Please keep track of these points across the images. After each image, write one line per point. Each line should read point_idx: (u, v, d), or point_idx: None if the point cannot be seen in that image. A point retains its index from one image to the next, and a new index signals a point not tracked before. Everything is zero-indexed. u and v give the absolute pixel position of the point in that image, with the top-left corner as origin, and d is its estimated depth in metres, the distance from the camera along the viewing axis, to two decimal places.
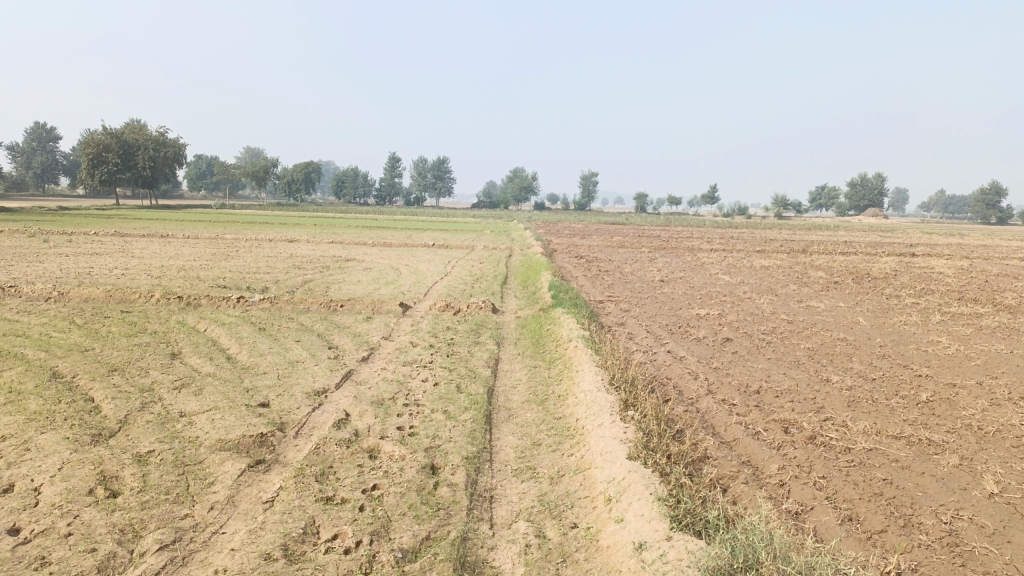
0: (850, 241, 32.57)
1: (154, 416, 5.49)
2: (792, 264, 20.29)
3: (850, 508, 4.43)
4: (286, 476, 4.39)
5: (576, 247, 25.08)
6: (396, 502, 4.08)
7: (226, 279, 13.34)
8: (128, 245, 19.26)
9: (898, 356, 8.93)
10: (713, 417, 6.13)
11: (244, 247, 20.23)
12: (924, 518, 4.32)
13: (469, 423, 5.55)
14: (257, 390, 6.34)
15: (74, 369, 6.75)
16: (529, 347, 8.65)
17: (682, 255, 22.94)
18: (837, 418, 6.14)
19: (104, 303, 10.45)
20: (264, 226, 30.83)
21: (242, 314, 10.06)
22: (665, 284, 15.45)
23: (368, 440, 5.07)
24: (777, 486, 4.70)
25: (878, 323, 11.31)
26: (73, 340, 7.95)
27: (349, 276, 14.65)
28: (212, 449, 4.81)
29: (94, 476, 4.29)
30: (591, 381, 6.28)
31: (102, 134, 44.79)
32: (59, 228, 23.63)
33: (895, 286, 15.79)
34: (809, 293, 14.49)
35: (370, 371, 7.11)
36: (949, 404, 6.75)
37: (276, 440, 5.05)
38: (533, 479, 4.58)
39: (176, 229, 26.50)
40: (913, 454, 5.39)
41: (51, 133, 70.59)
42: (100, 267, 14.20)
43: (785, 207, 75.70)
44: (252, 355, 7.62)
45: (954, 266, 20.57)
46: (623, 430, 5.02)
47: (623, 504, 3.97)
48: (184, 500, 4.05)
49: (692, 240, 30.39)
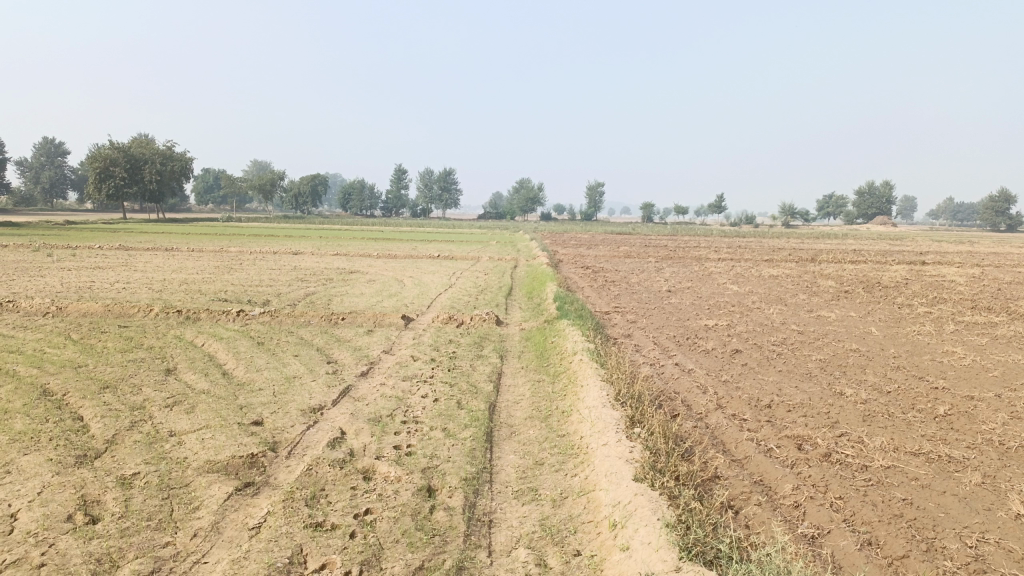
0: (859, 249, 32.31)
1: (143, 436, 5.29)
2: (801, 273, 20.05)
3: (869, 531, 4.20)
4: (276, 500, 4.18)
5: (582, 258, 24.85)
6: (389, 529, 3.87)
7: (227, 292, 13.17)
8: (132, 258, 19.18)
9: (913, 367, 8.68)
10: (723, 433, 5.90)
11: (248, 260, 20.10)
12: (948, 542, 4.08)
13: (469, 441, 5.34)
14: (250, 407, 6.14)
15: (66, 386, 6.58)
16: (534, 360, 8.43)
17: (690, 264, 22.78)
18: (852, 434, 5.91)
19: (102, 318, 10.28)
20: (269, 238, 30.69)
21: (241, 328, 9.87)
22: (672, 294, 15.19)
23: (363, 461, 4.86)
24: (792, 508, 4.47)
25: (891, 333, 11.06)
26: (67, 356, 7.78)
27: (352, 288, 14.47)
28: (199, 471, 4.62)
29: (74, 501, 4.09)
30: (596, 396, 6.07)
31: (109, 148, 44.91)
32: (63, 242, 23.59)
33: (906, 295, 15.50)
34: (819, 302, 14.25)
35: (368, 387, 6.91)
36: (969, 418, 6.50)
37: (268, 461, 4.85)
38: (534, 502, 4.37)
39: (181, 241, 26.43)
40: (933, 472, 5.15)
41: (61, 148, 71.13)
42: (101, 281, 14.05)
43: (792, 216, 75.48)
44: (249, 371, 7.43)
45: (966, 274, 20.31)
46: (629, 449, 4.80)
47: (630, 531, 3.74)
48: (166, 526, 3.84)
49: (698, 249, 30.20)
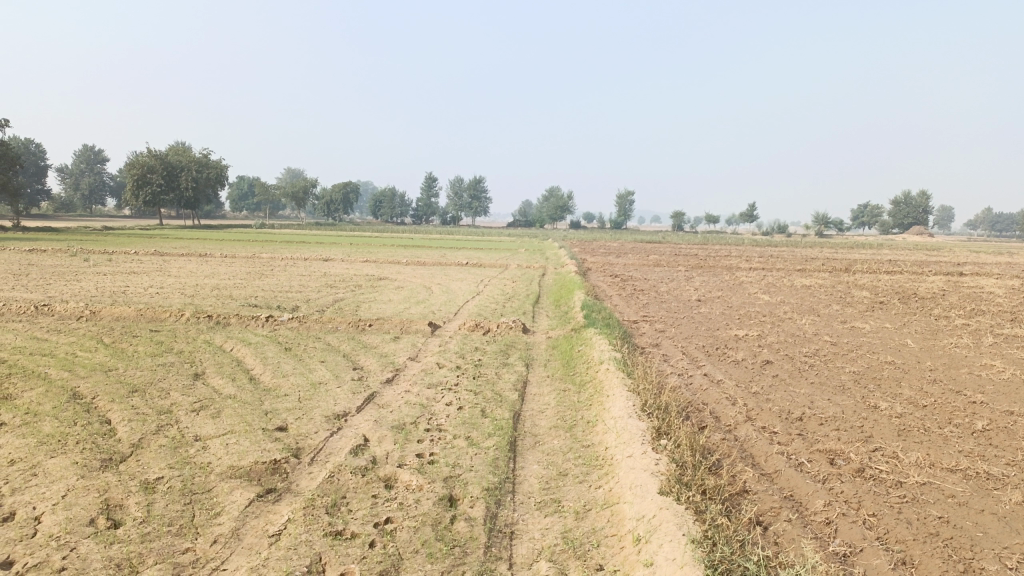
0: (894, 259, 31.76)
1: (168, 440, 5.31)
2: (835, 283, 19.71)
3: (904, 550, 4.06)
4: (296, 508, 4.16)
5: (612, 266, 24.72)
6: (409, 538, 3.82)
7: (258, 298, 13.27)
8: (165, 264, 19.43)
9: (950, 381, 8.45)
10: (752, 446, 5.78)
11: (279, 266, 20.28)
12: (987, 563, 3.93)
13: (493, 450, 5.28)
14: (275, 413, 6.15)
15: (95, 390, 6.64)
16: (560, 369, 8.35)
17: (720, 273, 22.53)
18: (886, 449, 5.75)
19: (135, 322, 10.41)
20: (302, 245, 30.93)
21: (270, 333, 9.92)
22: (702, 303, 15.02)
23: (385, 469, 4.83)
24: (823, 525, 4.34)
25: (927, 345, 10.80)
26: (98, 360, 7.87)
27: (381, 294, 14.51)
28: (221, 476, 4.61)
29: (97, 505, 4.10)
30: (622, 407, 5.97)
31: (146, 155, 45.68)
32: (100, 247, 24.01)
33: (943, 307, 15.16)
34: (853, 313, 13.98)
35: (393, 394, 6.87)
36: (1008, 434, 6.30)
37: (290, 467, 4.84)
38: (557, 514, 4.29)
39: (214, 247, 26.74)
40: (971, 490, 4.98)
41: (100, 156, 72.73)
42: (135, 286, 14.25)
43: (826, 225, 74.51)
44: (275, 376, 7.46)
45: (1005, 285, 19.84)
46: (655, 461, 4.71)
47: (653, 546, 3.65)
48: (186, 532, 3.83)
49: (730, 259, 29.86)
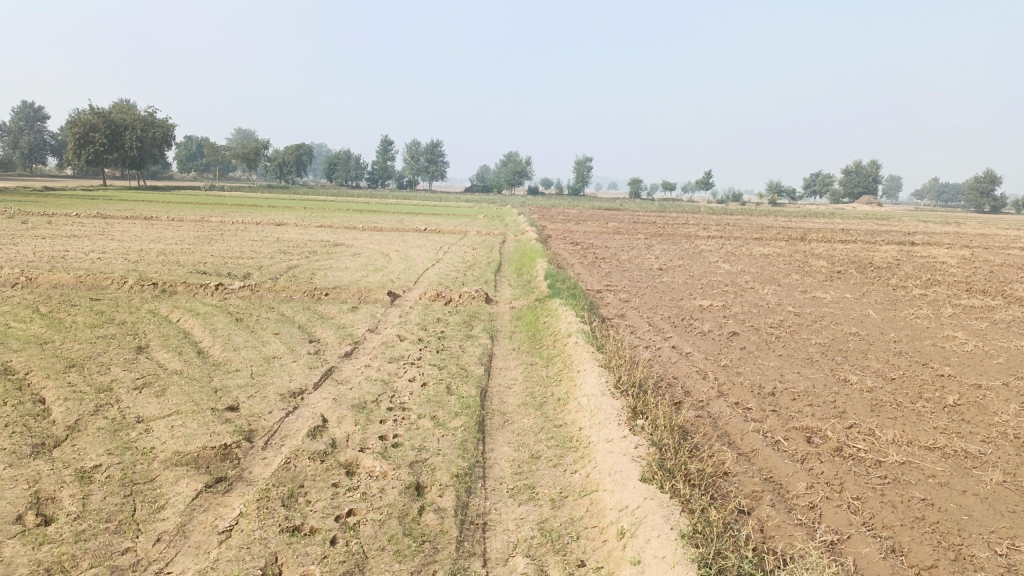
0: (847, 228, 32.18)
1: (107, 423, 4.88)
2: (792, 252, 19.82)
3: (892, 537, 3.90)
4: (250, 500, 3.82)
5: (571, 234, 24.49)
6: (374, 534, 3.52)
7: (207, 264, 12.68)
8: (109, 227, 18.57)
9: (916, 353, 8.40)
10: (727, 424, 5.60)
11: (230, 230, 19.53)
12: (977, 550, 3.79)
13: (461, 431, 4.98)
14: (226, 390, 5.74)
15: (29, 365, 6.15)
16: (525, 341, 8.09)
17: (679, 241, 22.55)
18: (862, 426, 5.60)
19: (74, 290, 9.78)
20: (254, 208, 30.03)
21: (220, 303, 9.41)
22: (665, 272, 14.86)
23: (346, 453, 4.50)
24: (807, 509, 4.18)
25: (889, 315, 10.81)
26: (32, 331, 7.32)
27: (337, 261, 14.02)
28: (166, 464, 4.23)
29: (25, 498, 3.71)
30: (594, 384, 5.72)
31: (88, 112, 43.63)
32: (38, 208, 22.90)
33: (900, 276, 15.27)
34: (813, 283, 13.98)
35: (352, 368, 6.53)
36: (980, 409, 6.23)
37: (242, 453, 4.48)
38: (532, 502, 4.03)
39: (161, 210, 25.72)
40: (950, 469, 4.87)
41: (40, 114, 69.88)
42: (76, 251, 13.49)
43: (779, 193, 75.37)
44: (226, 349, 7.03)
45: (955, 255, 20.14)
46: (635, 444, 4.47)
47: (640, 542, 3.40)
48: (126, 529, 3.47)
49: (688, 226, 29.75)
